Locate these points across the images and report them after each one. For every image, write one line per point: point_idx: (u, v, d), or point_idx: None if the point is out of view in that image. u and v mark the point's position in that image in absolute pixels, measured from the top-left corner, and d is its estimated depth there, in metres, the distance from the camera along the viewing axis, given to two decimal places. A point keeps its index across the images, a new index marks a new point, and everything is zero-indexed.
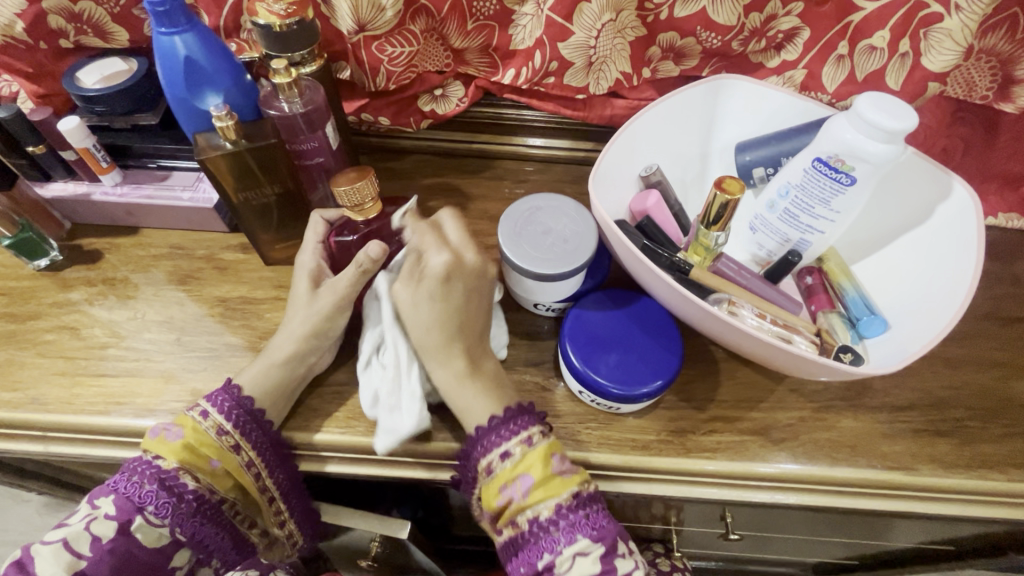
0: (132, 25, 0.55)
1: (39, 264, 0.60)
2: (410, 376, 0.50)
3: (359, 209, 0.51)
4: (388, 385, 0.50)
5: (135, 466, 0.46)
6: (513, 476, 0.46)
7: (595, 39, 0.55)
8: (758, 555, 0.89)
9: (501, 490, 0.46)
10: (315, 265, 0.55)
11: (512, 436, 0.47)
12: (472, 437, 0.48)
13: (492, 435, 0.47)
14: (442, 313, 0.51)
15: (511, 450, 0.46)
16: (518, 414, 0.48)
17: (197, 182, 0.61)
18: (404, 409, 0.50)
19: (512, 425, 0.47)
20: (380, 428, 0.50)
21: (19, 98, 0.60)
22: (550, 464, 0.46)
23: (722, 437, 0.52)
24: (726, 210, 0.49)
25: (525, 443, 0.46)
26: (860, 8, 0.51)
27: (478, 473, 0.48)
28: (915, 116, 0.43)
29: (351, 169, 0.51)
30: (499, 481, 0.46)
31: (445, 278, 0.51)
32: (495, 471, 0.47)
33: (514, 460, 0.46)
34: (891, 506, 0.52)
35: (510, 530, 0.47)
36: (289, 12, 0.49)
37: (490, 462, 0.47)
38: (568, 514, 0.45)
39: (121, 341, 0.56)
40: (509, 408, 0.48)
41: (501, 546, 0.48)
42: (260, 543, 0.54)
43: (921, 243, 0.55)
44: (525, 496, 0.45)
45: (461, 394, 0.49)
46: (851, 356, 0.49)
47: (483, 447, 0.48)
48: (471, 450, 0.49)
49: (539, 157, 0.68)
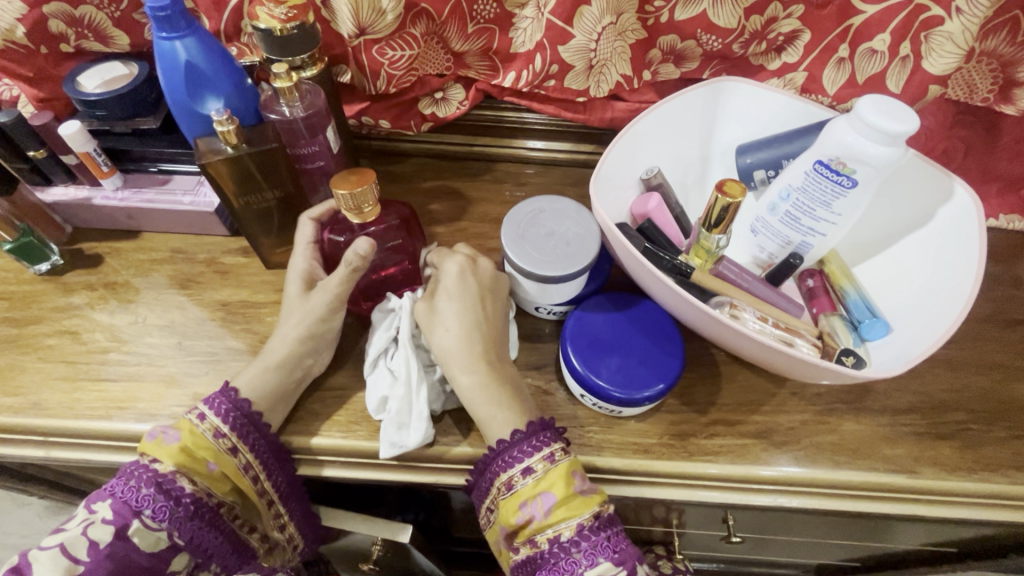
0: (131, 29, 0.55)
1: (41, 268, 0.60)
2: (418, 395, 0.51)
3: (358, 213, 0.50)
4: (398, 401, 0.50)
5: (132, 470, 0.45)
6: (535, 494, 0.46)
7: (595, 42, 0.55)
8: (759, 557, 0.89)
9: (520, 508, 0.46)
10: (308, 266, 0.55)
11: (535, 451, 0.46)
12: (493, 449, 0.48)
13: (514, 449, 0.47)
14: (464, 315, 0.51)
15: (533, 467, 0.46)
16: (541, 429, 0.47)
17: (197, 186, 0.61)
18: (412, 426, 0.50)
19: (535, 440, 0.47)
20: (383, 440, 0.50)
21: (19, 103, 0.60)
22: (572, 483, 0.45)
23: (724, 441, 0.52)
24: (727, 213, 0.49)
25: (548, 459, 0.46)
26: (861, 11, 0.51)
27: (496, 487, 0.48)
28: (916, 120, 0.43)
29: (350, 171, 0.50)
30: (519, 497, 0.46)
31: (461, 277, 0.53)
32: (515, 487, 0.46)
33: (536, 477, 0.46)
34: (893, 509, 0.52)
35: (528, 549, 0.46)
36: (290, 16, 0.49)
37: (512, 477, 0.47)
38: (589, 536, 0.45)
39: (122, 346, 0.56)
40: (532, 422, 0.48)
41: (515, 563, 0.47)
42: (260, 548, 0.53)
43: (923, 245, 0.55)
44: (547, 515, 0.45)
45: (484, 398, 0.49)
46: (853, 360, 0.49)
47: (503, 462, 0.47)
48: (491, 465, 0.48)
49: (539, 160, 0.69)
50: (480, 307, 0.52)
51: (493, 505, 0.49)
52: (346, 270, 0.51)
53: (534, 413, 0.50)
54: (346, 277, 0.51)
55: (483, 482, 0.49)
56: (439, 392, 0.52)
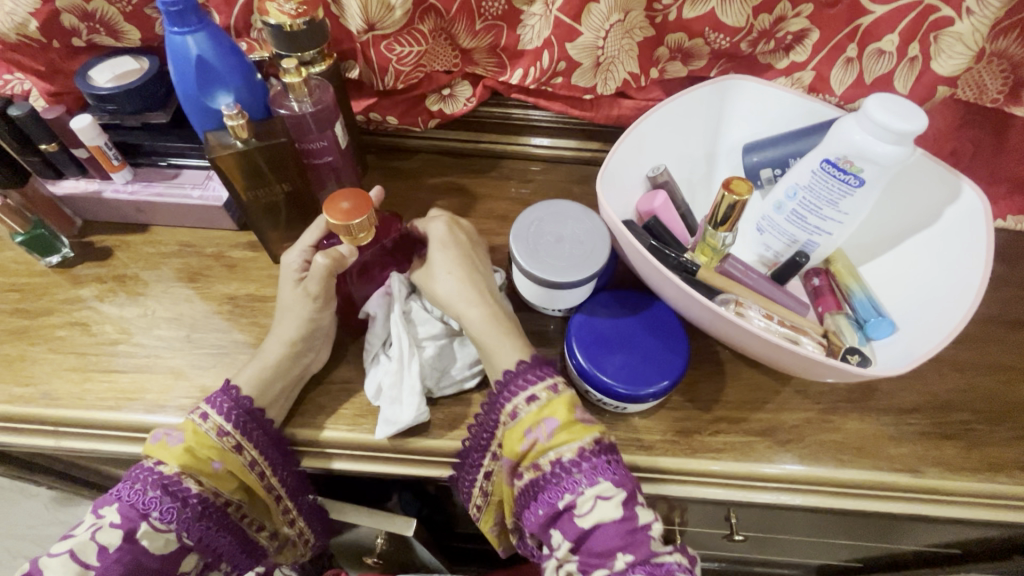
0: (143, 23, 0.56)
1: (51, 261, 0.61)
2: (410, 369, 0.51)
3: (352, 238, 0.49)
4: (391, 377, 0.52)
5: (136, 474, 0.46)
6: (538, 420, 0.47)
7: (603, 40, 0.55)
8: (761, 556, 0.89)
9: (524, 434, 0.47)
10: (301, 264, 0.53)
11: (539, 381, 0.48)
12: (500, 382, 0.49)
13: (519, 379, 0.48)
14: (459, 259, 0.53)
15: (536, 395, 0.47)
16: (543, 364, 0.49)
17: (206, 180, 0.62)
18: (405, 401, 0.51)
19: (538, 370, 0.48)
20: (380, 418, 0.51)
21: (31, 97, 0.61)
22: (574, 411, 0.47)
23: (727, 437, 0.52)
24: (734, 210, 0.49)
25: (552, 388, 0.48)
26: (870, 11, 0.51)
27: (501, 421, 0.49)
28: (925, 119, 0.43)
29: (342, 197, 0.49)
30: (522, 424, 0.47)
31: (450, 230, 0.55)
32: (519, 414, 0.47)
33: (540, 403, 0.47)
34: (897, 508, 0.52)
35: (532, 473, 0.47)
36: (299, 11, 0.49)
37: (516, 406, 0.48)
38: (590, 458, 0.45)
39: (131, 338, 0.57)
40: (534, 357, 0.50)
41: (519, 491, 0.48)
42: (271, 546, 0.55)
43: (930, 245, 0.55)
44: (550, 438, 0.46)
45: (491, 329, 0.50)
46: (859, 358, 0.49)
47: (508, 392, 0.48)
48: (497, 397, 0.49)
49: (545, 157, 0.69)
50: (473, 254, 0.54)
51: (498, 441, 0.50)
52: (327, 264, 0.50)
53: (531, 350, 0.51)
54: (328, 270, 0.50)
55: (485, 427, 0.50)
56: (433, 369, 0.53)
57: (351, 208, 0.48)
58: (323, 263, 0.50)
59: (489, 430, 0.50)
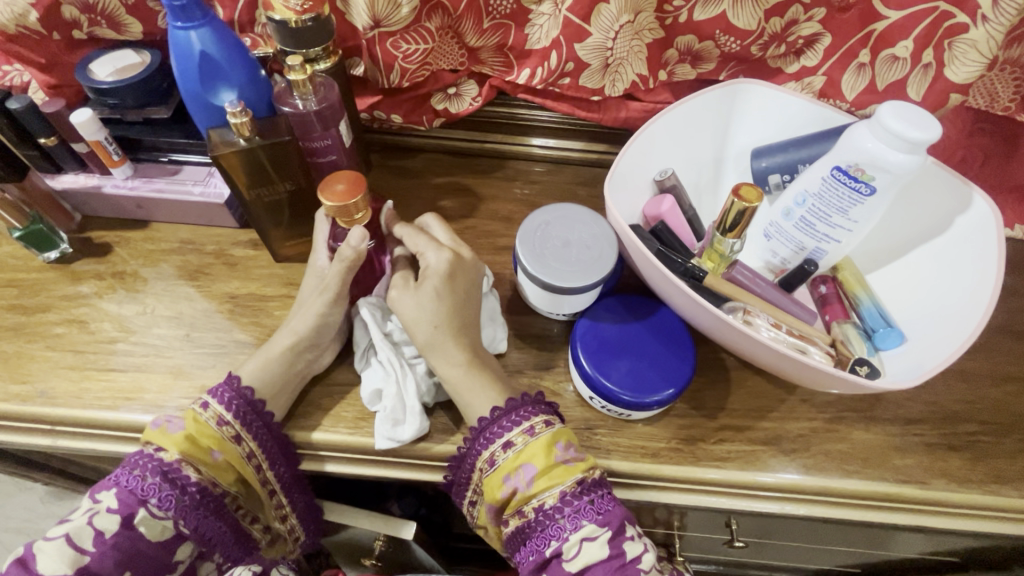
0: (144, 15, 0.55)
1: (50, 257, 0.60)
2: (408, 389, 0.51)
3: (349, 220, 0.49)
4: (392, 399, 0.51)
5: (135, 460, 0.46)
6: (516, 466, 0.46)
7: (612, 41, 0.54)
8: (758, 561, 0.89)
9: (504, 482, 0.46)
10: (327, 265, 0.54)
11: (514, 426, 0.47)
12: (473, 429, 0.48)
13: (494, 426, 0.47)
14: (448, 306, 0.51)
15: (512, 440, 0.47)
16: (521, 405, 0.48)
17: (208, 177, 0.61)
18: (408, 416, 0.50)
19: (513, 416, 0.47)
20: (380, 434, 0.51)
21: (30, 88, 0.59)
22: (553, 453, 0.46)
23: (733, 446, 0.52)
24: (743, 217, 0.49)
25: (527, 432, 0.47)
26: (884, 16, 0.51)
27: (479, 468, 0.48)
28: (938, 127, 0.42)
29: (339, 180, 0.48)
30: (501, 472, 0.46)
31: (450, 278, 0.51)
32: (497, 462, 0.47)
33: (516, 450, 0.46)
34: (901, 519, 0.51)
35: (517, 520, 0.46)
36: (305, 7, 0.48)
37: (492, 453, 0.47)
38: (572, 501, 0.45)
39: (130, 336, 0.56)
40: (512, 400, 0.48)
41: (507, 537, 0.48)
42: (263, 538, 0.54)
43: (940, 255, 0.54)
44: (529, 485, 0.45)
45: (470, 388, 0.49)
46: (867, 369, 0.48)
47: (483, 439, 0.48)
48: (472, 446, 0.48)
49: (551, 158, 0.68)
50: (467, 300, 0.52)
51: (477, 489, 0.49)
52: (344, 267, 0.50)
53: (516, 392, 0.51)
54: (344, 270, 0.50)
55: (462, 475, 0.50)
56: (430, 384, 0.52)
57: (346, 189, 0.47)
58: (341, 264, 0.50)
59: (466, 474, 0.49)
